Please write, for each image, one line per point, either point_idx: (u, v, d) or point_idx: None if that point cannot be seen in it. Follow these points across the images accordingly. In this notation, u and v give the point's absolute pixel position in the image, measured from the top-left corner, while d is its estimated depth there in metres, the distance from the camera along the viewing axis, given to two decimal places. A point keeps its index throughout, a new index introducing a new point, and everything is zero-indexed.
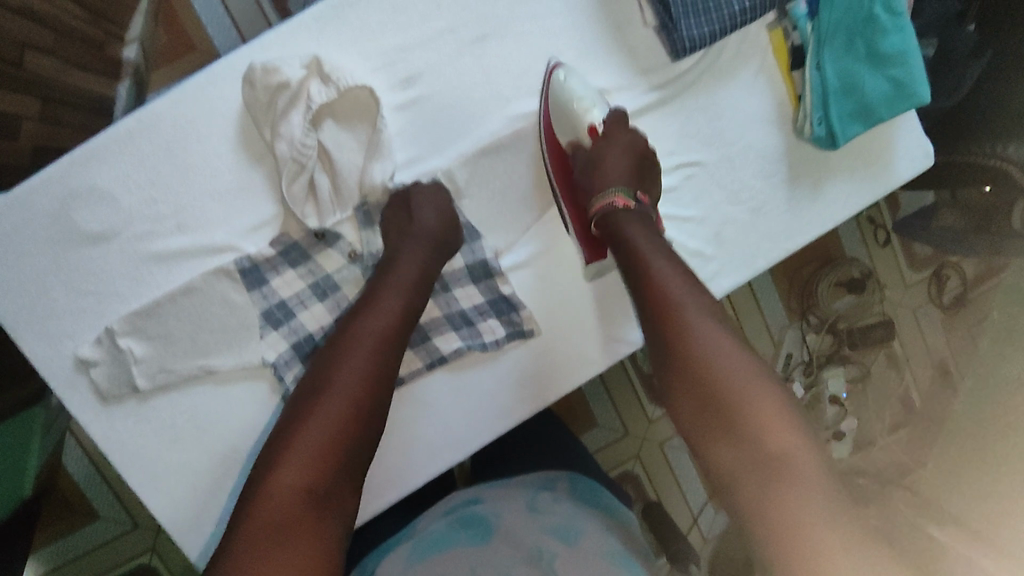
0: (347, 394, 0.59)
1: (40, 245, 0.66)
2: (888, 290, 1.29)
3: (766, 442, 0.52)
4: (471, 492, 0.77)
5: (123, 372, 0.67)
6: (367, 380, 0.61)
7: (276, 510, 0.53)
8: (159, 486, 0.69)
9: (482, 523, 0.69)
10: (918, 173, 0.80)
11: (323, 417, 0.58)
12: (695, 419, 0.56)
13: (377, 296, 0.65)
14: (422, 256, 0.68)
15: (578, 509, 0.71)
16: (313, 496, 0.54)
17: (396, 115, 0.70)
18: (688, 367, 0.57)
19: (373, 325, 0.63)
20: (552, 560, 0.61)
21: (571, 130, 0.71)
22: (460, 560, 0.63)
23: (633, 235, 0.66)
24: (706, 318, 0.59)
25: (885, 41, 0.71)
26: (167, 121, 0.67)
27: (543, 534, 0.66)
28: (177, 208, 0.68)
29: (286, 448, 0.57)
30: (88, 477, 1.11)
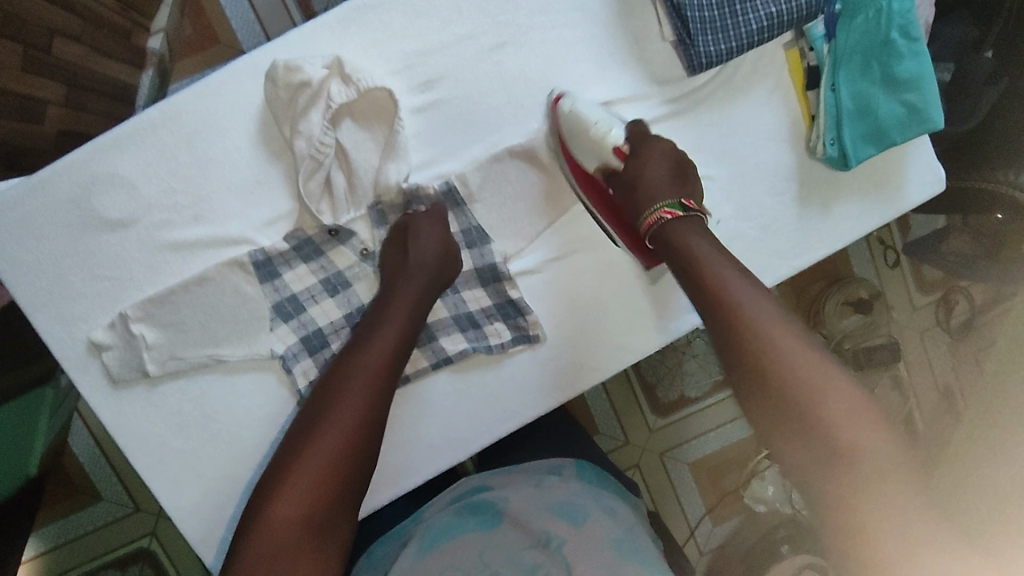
0: (343, 428, 0.60)
1: (60, 229, 0.68)
2: (895, 313, 1.31)
3: (836, 443, 0.53)
4: (478, 478, 0.78)
5: (135, 357, 0.69)
6: (361, 413, 0.62)
7: (275, 543, 0.55)
8: (165, 469, 0.70)
9: (488, 507, 0.71)
10: (929, 198, 0.80)
11: (319, 451, 0.59)
12: (767, 417, 0.56)
13: (372, 329, 0.66)
14: (419, 288, 0.68)
15: (584, 487, 0.73)
16: (306, 528, 0.56)
17: (413, 118, 0.71)
18: (760, 370, 0.57)
19: (373, 357, 0.64)
20: (561, 545, 0.64)
21: (596, 156, 0.70)
22: (472, 551, 0.65)
23: (689, 243, 0.64)
24: (762, 313, 0.59)
25: (900, 66, 0.71)
26: (189, 113, 0.68)
27: (551, 518, 0.67)
28: (195, 199, 0.69)
29: (281, 480, 0.58)
30: (92, 458, 1.14)
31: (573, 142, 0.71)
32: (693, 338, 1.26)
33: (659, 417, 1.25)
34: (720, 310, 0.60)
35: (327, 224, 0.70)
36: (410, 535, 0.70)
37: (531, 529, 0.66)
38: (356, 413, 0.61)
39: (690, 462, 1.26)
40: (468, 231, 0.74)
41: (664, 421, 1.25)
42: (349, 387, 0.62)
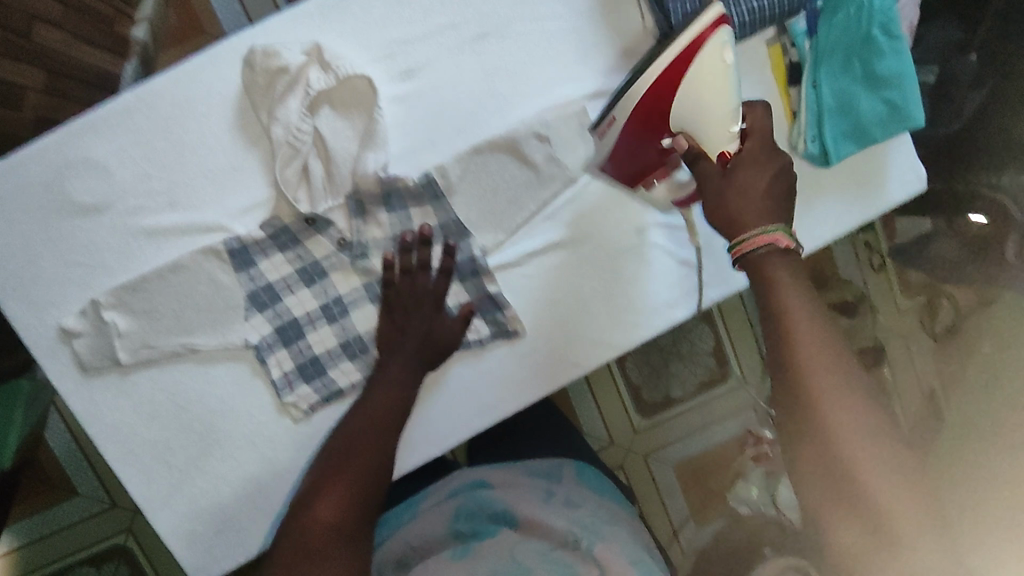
0: (363, 467, 0.66)
1: (32, 213, 0.67)
2: (879, 316, 1.28)
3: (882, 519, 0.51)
4: (476, 472, 0.82)
5: (106, 344, 0.68)
6: (378, 453, 0.67)
7: (310, 541, 0.62)
8: (136, 459, 0.70)
9: (498, 509, 0.75)
10: (910, 198, 0.80)
11: (346, 483, 0.65)
12: (812, 478, 0.54)
13: (378, 385, 0.69)
14: (424, 331, 0.70)
15: (588, 496, 0.78)
16: (336, 534, 0.63)
17: (393, 107, 0.70)
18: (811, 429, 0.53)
19: (389, 404, 0.68)
20: (589, 546, 0.68)
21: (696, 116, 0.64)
22: (501, 548, 0.68)
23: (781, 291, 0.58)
24: (823, 352, 0.55)
25: (882, 63, 0.71)
26: (165, 98, 0.67)
27: (570, 522, 0.71)
28: (170, 185, 0.68)
29: (315, 493, 0.65)
30: (69, 452, 1.18)
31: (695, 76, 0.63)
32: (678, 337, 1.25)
33: (643, 418, 1.25)
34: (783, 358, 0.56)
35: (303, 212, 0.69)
36: (411, 533, 0.75)
37: (556, 532, 0.70)
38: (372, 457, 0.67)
39: (674, 463, 1.26)
40: (445, 225, 0.72)
41: (648, 423, 1.25)
42: (371, 433, 0.67)
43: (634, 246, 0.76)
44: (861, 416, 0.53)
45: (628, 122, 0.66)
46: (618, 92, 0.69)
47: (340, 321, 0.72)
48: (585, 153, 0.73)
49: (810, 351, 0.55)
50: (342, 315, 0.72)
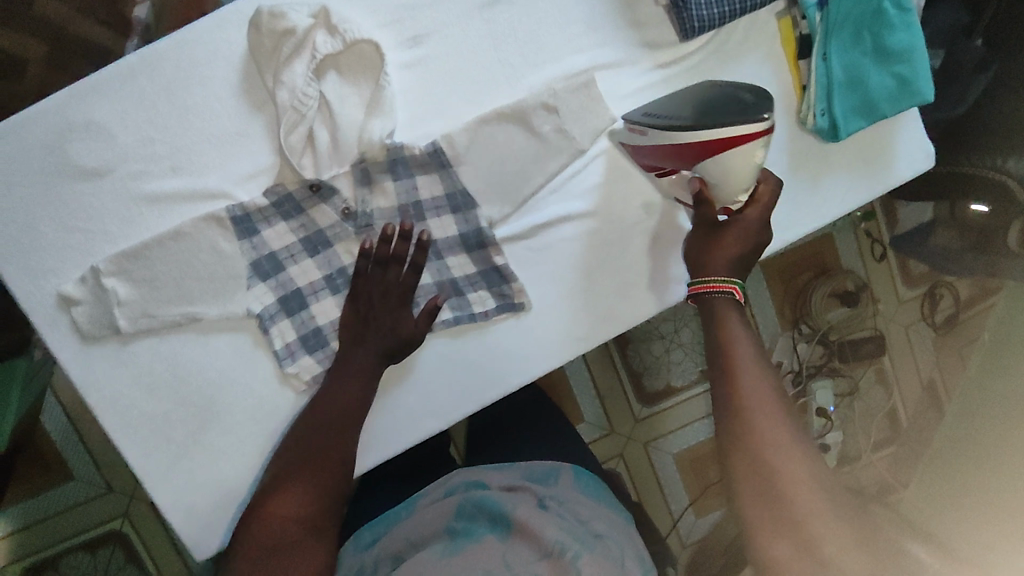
0: (326, 461, 0.65)
1: (31, 176, 0.65)
2: (881, 306, 1.37)
3: (822, 557, 0.52)
4: (473, 471, 0.82)
5: (106, 313, 0.66)
6: (341, 447, 0.66)
7: (274, 534, 0.62)
8: (134, 432, 0.68)
9: (493, 510, 0.72)
10: (918, 175, 0.80)
11: (310, 477, 0.64)
12: (756, 514, 0.56)
13: (338, 376, 0.68)
14: (390, 326, 0.69)
15: (582, 504, 0.76)
16: (303, 526, 0.62)
17: (400, 73, 0.70)
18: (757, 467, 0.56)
19: (352, 395, 0.67)
20: (575, 557, 0.66)
21: (714, 180, 0.66)
22: (488, 552, 0.67)
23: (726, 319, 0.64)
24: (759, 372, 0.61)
25: (893, 37, 0.71)
26: (170, 62, 0.66)
27: (563, 531, 0.69)
28: (174, 149, 0.67)
29: (277, 485, 0.65)
30: (64, 435, 1.17)
31: (728, 156, 0.63)
32: (679, 326, 1.25)
33: (644, 407, 1.25)
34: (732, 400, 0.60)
35: (301, 194, 0.69)
36: (408, 528, 0.74)
37: (543, 541, 0.67)
38: (335, 450, 0.66)
39: (675, 453, 1.26)
40: (452, 195, 0.72)
41: (649, 412, 1.25)
42: (332, 427, 0.66)
43: (641, 221, 0.76)
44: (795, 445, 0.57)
45: (660, 146, 0.67)
46: (668, 105, 0.68)
47: (344, 292, 0.71)
48: (594, 124, 0.72)
49: (748, 369, 0.61)
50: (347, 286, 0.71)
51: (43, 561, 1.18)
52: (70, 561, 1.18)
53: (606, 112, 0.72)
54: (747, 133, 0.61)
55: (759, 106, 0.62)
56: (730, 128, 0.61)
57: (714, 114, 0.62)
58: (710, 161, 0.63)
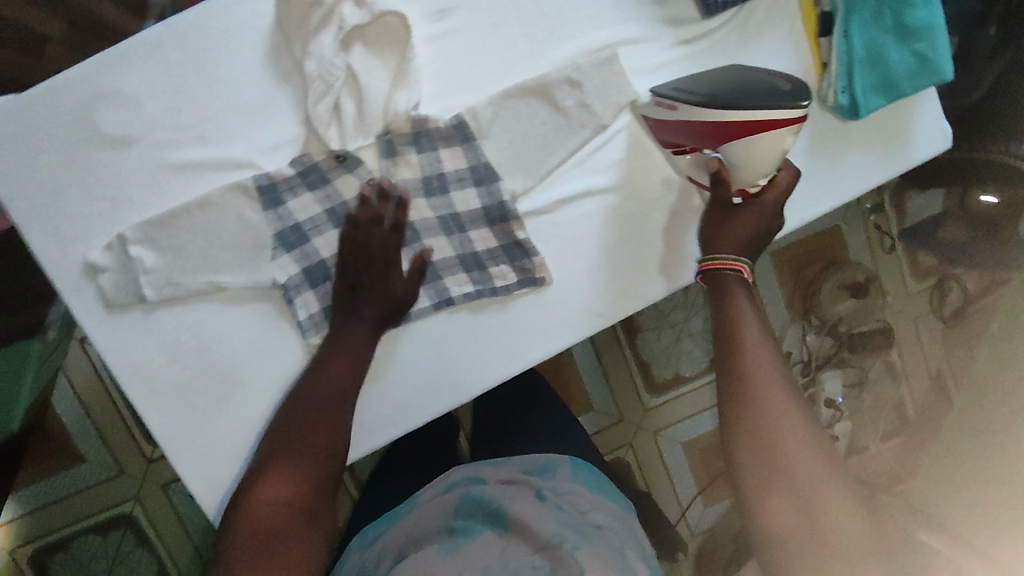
0: (316, 447, 0.66)
1: (58, 144, 0.66)
2: (890, 297, 1.37)
3: (821, 525, 0.56)
4: (472, 468, 0.84)
5: (132, 281, 0.67)
6: (331, 432, 0.67)
7: (263, 518, 0.63)
8: (157, 401, 0.68)
9: (491, 506, 0.72)
10: (935, 155, 0.81)
11: (300, 462, 0.66)
12: (761, 486, 0.59)
13: (333, 351, 0.68)
14: (378, 298, 0.69)
15: (581, 498, 0.77)
16: (293, 511, 0.64)
17: (425, 46, 0.70)
18: (760, 443, 0.59)
19: (339, 379, 0.67)
20: (572, 549, 0.65)
21: (739, 162, 0.65)
22: (487, 549, 0.66)
23: (736, 302, 0.66)
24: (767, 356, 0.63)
25: (913, 15, 0.72)
26: (197, 31, 0.66)
27: (560, 526, 0.68)
28: (200, 119, 0.67)
29: (266, 470, 0.65)
30: (75, 417, 1.17)
31: (759, 139, 0.62)
32: (690, 315, 1.25)
33: (654, 396, 1.25)
34: (736, 379, 0.62)
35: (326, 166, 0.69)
36: (409, 525, 0.75)
37: (540, 534, 0.66)
38: (324, 438, 0.66)
39: (684, 441, 1.26)
40: (475, 168, 0.72)
41: (658, 400, 1.25)
42: (318, 417, 0.67)
43: (661, 197, 0.76)
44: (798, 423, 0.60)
45: (691, 123, 0.66)
46: (700, 83, 0.68)
47: None
48: (617, 99, 0.73)
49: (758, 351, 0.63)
50: None
51: (53, 543, 1.18)
52: (80, 544, 1.18)
53: (628, 88, 0.72)
54: (784, 118, 0.61)
55: (798, 92, 0.62)
56: (769, 111, 0.60)
57: (752, 96, 0.62)
58: (742, 142, 0.63)
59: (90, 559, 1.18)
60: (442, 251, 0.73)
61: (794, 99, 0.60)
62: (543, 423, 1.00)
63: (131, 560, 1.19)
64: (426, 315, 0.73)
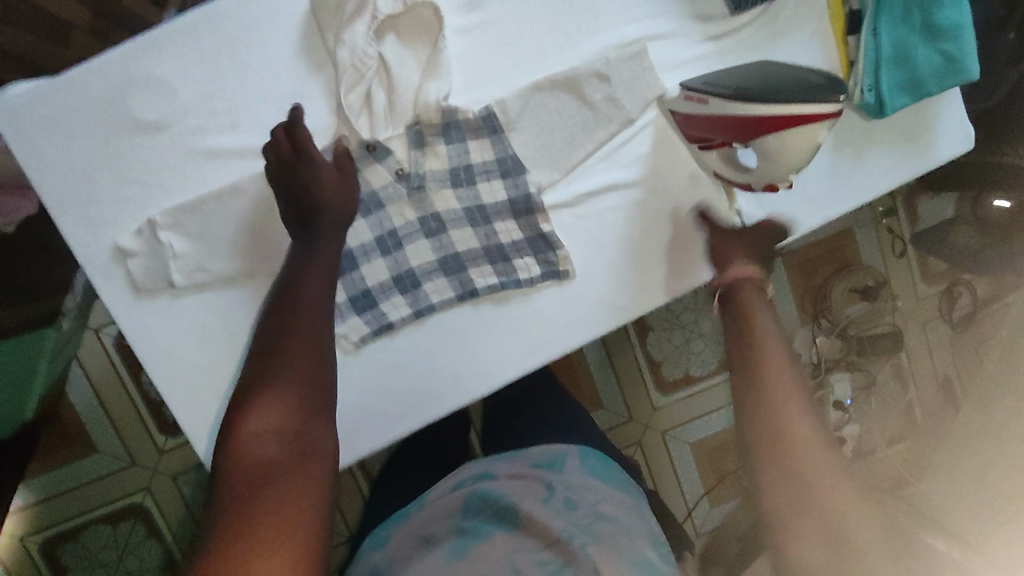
0: (302, 371, 0.55)
1: (92, 128, 0.66)
2: (900, 301, 1.38)
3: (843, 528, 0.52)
4: (481, 466, 0.83)
5: (162, 266, 0.67)
6: (322, 349, 0.57)
7: (251, 455, 0.50)
8: (183, 386, 0.69)
9: (500, 502, 0.72)
10: (958, 156, 0.81)
11: (286, 391, 0.53)
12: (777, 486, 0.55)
13: (306, 264, 0.62)
14: (326, 202, 0.65)
15: (590, 487, 0.76)
16: (289, 440, 0.51)
17: (457, 38, 0.71)
18: (777, 459, 0.55)
19: (318, 305, 0.60)
20: (582, 545, 0.65)
21: (769, 159, 0.65)
22: (499, 549, 0.65)
23: (753, 307, 0.65)
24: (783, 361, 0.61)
25: (941, 14, 0.72)
26: (231, 18, 0.67)
27: (570, 521, 0.68)
28: (232, 106, 0.68)
29: (244, 409, 0.53)
30: (88, 407, 1.16)
31: (793, 133, 0.62)
32: (702, 316, 1.26)
33: (664, 395, 1.25)
34: (751, 378, 0.61)
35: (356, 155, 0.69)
36: (418, 523, 0.74)
37: (550, 530, 0.66)
38: (312, 361, 0.56)
39: (693, 441, 1.26)
40: (503, 160, 0.72)
41: (667, 400, 1.25)
42: (297, 341, 0.56)
43: (686, 191, 0.76)
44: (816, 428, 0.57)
45: (721, 117, 0.66)
46: (729, 78, 0.68)
47: (394, 254, 0.72)
48: (645, 94, 0.73)
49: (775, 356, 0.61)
50: (397, 248, 0.72)
51: (63, 532, 1.18)
52: (90, 533, 1.18)
53: (657, 82, 0.73)
54: (817, 113, 0.61)
55: (831, 88, 0.62)
56: (803, 105, 0.61)
57: (785, 90, 0.62)
58: (774, 137, 0.63)
59: (100, 548, 1.18)
60: (466, 242, 0.74)
61: (834, 94, 0.61)
62: (554, 415, 1.00)
63: (141, 551, 1.19)
64: (450, 306, 0.73)
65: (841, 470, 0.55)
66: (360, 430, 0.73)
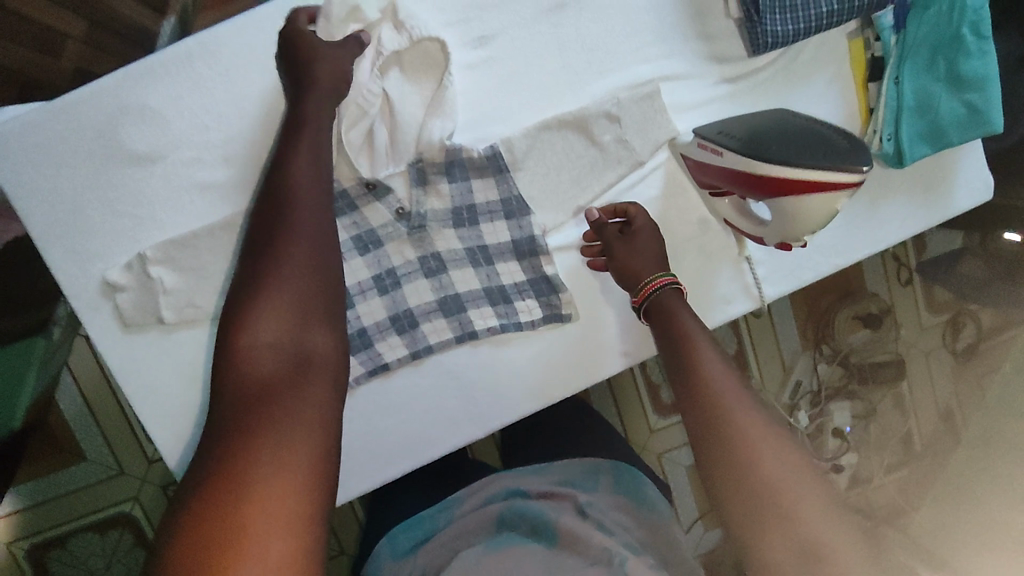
0: (295, 278, 0.51)
1: (81, 157, 0.64)
2: (902, 331, 1.32)
3: (808, 534, 0.46)
4: (511, 477, 0.78)
5: (150, 302, 0.65)
6: (316, 246, 0.53)
7: (256, 369, 0.49)
8: (169, 425, 0.66)
9: (535, 518, 0.69)
10: (975, 206, 0.79)
11: (279, 297, 0.51)
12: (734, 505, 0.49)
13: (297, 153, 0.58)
14: (323, 96, 0.61)
15: (621, 509, 0.73)
16: (287, 354, 0.49)
17: (464, 74, 0.69)
18: (732, 469, 0.50)
19: (309, 209, 0.55)
20: (623, 562, 0.61)
21: (786, 220, 0.63)
22: (533, 561, 0.63)
23: (683, 316, 0.63)
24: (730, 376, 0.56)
25: (968, 65, 0.69)
26: (229, 49, 0.64)
27: (612, 540, 0.64)
28: (228, 139, 0.65)
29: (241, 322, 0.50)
30: (78, 413, 1.13)
31: (812, 199, 0.60)
32: None
33: (661, 418, 1.23)
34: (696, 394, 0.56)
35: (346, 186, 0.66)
36: (444, 539, 0.71)
37: (590, 547, 0.63)
38: (306, 272, 0.52)
39: (689, 464, 1.24)
40: (507, 200, 0.70)
41: (665, 422, 1.23)
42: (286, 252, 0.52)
43: (696, 236, 0.74)
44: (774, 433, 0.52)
45: (737, 171, 0.64)
46: (747, 128, 0.65)
47: (391, 294, 0.69)
48: (656, 137, 0.71)
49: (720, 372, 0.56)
50: (395, 287, 0.69)
51: (50, 539, 1.15)
52: (77, 541, 1.15)
53: (669, 125, 0.70)
54: (837, 181, 0.58)
55: (855, 153, 0.59)
56: (822, 171, 0.58)
57: (807, 151, 0.59)
58: (793, 198, 0.61)
59: (87, 556, 1.16)
60: (464, 281, 0.71)
61: (856, 162, 0.58)
62: None
63: (128, 560, 1.17)
64: (448, 347, 0.70)
65: (809, 473, 0.49)
66: (351, 473, 0.70)
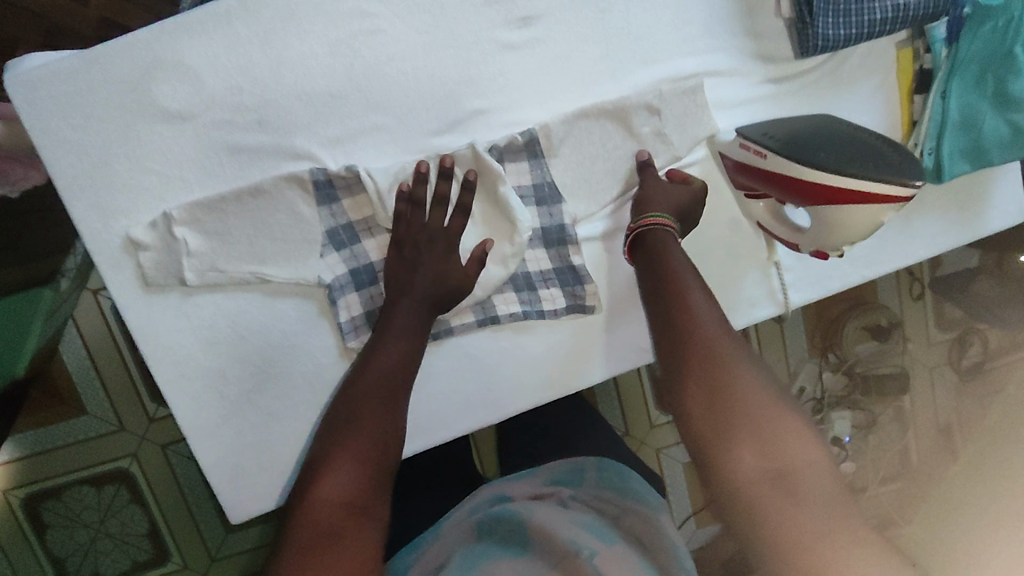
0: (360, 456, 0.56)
1: (111, 110, 0.62)
2: (911, 345, 1.31)
3: (807, 498, 0.46)
4: (496, 487, 0.78)
5: (173, 262, 0.64)
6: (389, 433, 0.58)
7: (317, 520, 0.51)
8: (184, 387, 0.66)
9: (511, 520, 0.68)
10: (1007, 228, 0.78)
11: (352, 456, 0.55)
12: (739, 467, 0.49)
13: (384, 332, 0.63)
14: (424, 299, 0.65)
15: (606, 502, 0.73)
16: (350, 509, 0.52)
17: (506, 56, 0.67)
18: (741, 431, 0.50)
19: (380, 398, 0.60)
20: (591, 557, 0.59)
21: (824, 227, 0.63)
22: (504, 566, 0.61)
23: (671, 257, 0.62)
24: (728, 338, 0.56)
25: (1017, 84, 0.66)
26: (269, 8, 0.62)
27: (583, 534, 0.63)
28: (262, 102, 0.64)
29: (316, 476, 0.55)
30: (80, 366, 1.10)
31: (855, 210, 0.60)
32: None
33: (662, 413, 1.23)
34: (702, 354, 0.55)
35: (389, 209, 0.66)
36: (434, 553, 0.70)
37: (559, 541, 0.62)
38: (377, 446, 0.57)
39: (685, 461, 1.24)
40: (540, 186, 0.69)
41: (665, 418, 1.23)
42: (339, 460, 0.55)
43: (726, 237, 0.72)
44: (773, 398, 0.52)
45: (779, 176, 0.63)
46: (794, 131, 0.64)
47: None
48: (696, 133, 0.69)
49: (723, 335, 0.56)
50: None
51: (44, 490, 1.12)
52: (73, 494, 1.13)
53: (709, 121, 0.69)
54: (887, 193, 0.58)
55: (905, 166, 0.59)
56: (872, 182, 0.58)
57: (856, 161, 0.59)
58: (835, 207, 0.60)
59: (82, 509, 1.14)
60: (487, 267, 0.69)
61: (905, 177, 0.58)
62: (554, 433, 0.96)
63: (124, 515, 1.15)
64: (468, 331, 0.69)
65: (809, 443, 0.50)
66: None
